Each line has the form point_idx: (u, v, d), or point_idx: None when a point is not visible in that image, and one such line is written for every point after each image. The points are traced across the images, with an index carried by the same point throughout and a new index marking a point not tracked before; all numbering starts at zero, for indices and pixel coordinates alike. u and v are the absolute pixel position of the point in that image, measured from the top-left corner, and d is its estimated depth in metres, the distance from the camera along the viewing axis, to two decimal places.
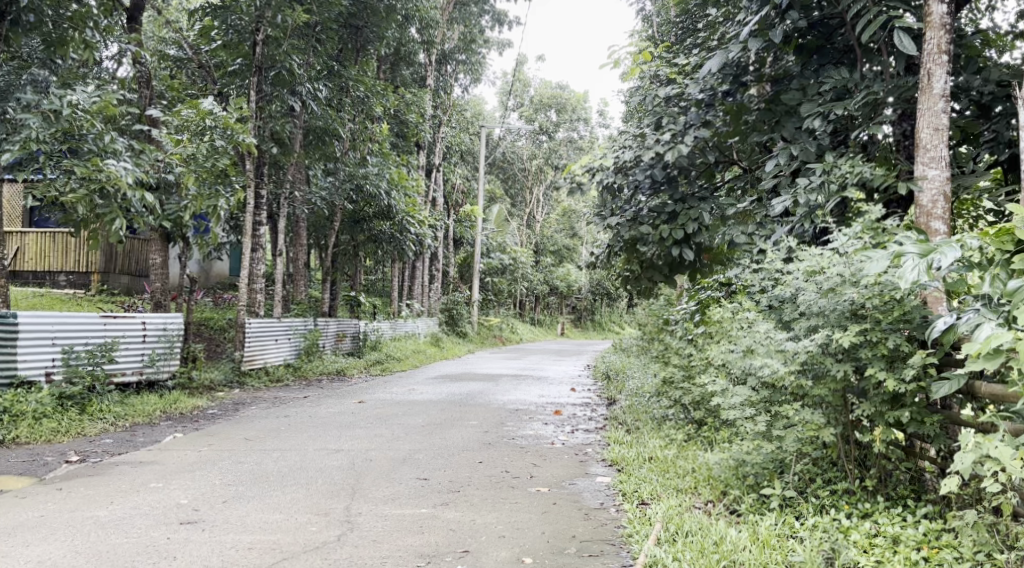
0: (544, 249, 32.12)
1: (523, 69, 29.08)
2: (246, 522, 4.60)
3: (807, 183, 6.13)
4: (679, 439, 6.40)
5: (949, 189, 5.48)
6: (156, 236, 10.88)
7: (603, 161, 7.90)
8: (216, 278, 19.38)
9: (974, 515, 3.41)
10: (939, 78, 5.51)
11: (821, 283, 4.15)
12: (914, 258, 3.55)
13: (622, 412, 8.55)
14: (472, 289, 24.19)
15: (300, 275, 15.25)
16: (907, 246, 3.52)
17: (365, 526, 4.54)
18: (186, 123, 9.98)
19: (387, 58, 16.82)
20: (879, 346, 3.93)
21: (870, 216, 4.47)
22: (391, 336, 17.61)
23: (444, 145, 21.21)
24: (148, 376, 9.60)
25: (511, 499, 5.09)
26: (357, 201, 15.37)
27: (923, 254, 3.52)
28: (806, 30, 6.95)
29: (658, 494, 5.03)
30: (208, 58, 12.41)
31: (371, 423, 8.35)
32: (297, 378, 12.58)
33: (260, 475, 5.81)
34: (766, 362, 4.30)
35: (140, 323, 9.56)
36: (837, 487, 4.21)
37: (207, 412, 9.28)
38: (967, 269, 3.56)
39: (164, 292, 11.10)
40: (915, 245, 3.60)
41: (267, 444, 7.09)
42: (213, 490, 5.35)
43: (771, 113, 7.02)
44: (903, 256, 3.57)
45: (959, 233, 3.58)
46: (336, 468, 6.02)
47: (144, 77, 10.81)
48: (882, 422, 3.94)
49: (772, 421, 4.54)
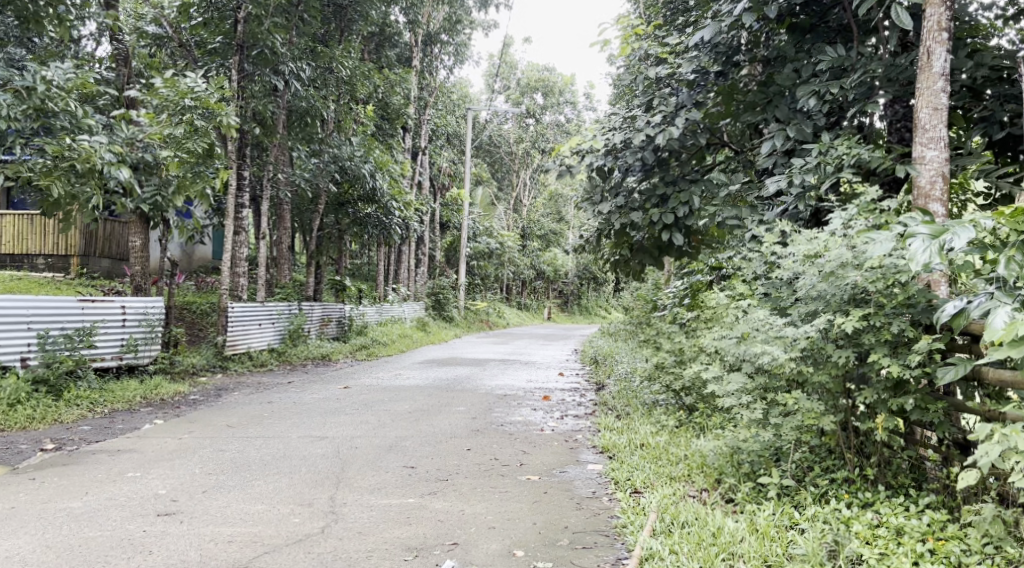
0: (530, 233, 31.94)
1: (509, 51, 28.80)
2: (225, 513, 4.43)
3: (803, 163, 5.99)
4: (670, 425, 6.29)
5: (948, 170, 5.36)
6: (136, 219, 10.59)
7: (594, 142, 7.58)
8: (198, 262, 19.13)
9: (993, 509, 3.27)
10: (939, 56, 5.38)
11: (822, 267, 4.02)
12: (925, 239, 3.40)
13: (612, 397, 8.45)
14: (458, 274, 24.03)
15: (284, 258, 15.03)
16: (917, 227, 3.39)
17: (350, 517, 4.39)
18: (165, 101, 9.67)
19: (372, 39, 16.55)
20: (883, 331, 3.81)
21: (870, 196, 4.33)
22: (377, 321, 17.43)
23: (430, 127, 20.95)
24: (129, 362, 9.38)
25: (500, 488, 4.95)
26: (342, 183, 15.14)
27: (935, 235, 3.39)
28: (801, 10, 6.87)
29: (651, 482, 4.91)
30: (188, 37, 12.09)
31: (356, 409, 8.22)
32: (281, 363, 12.39)
33: (242, 464, 5.65)
34: (766, 349, 4.17)
35: (119, 307, 9.33)
36: (836, 476, 4.11)
37: (188, 398, 9.09)
38: (980, 251, 3.42)
39: (145, 275, 10.89)
40: (925, 226, 3.47)
41: (249, 432, 6.92)
42: (193, 480, 5.18)
43: (763, 94, 6.90)
44: (913, 237, 3.43)
45: (970, 213, 3.46)
46: (320, 456, 5.87)
47: (122, 55, 10.44)
48: (885, 409, 3.84)
49: (769, 408, 4.42)
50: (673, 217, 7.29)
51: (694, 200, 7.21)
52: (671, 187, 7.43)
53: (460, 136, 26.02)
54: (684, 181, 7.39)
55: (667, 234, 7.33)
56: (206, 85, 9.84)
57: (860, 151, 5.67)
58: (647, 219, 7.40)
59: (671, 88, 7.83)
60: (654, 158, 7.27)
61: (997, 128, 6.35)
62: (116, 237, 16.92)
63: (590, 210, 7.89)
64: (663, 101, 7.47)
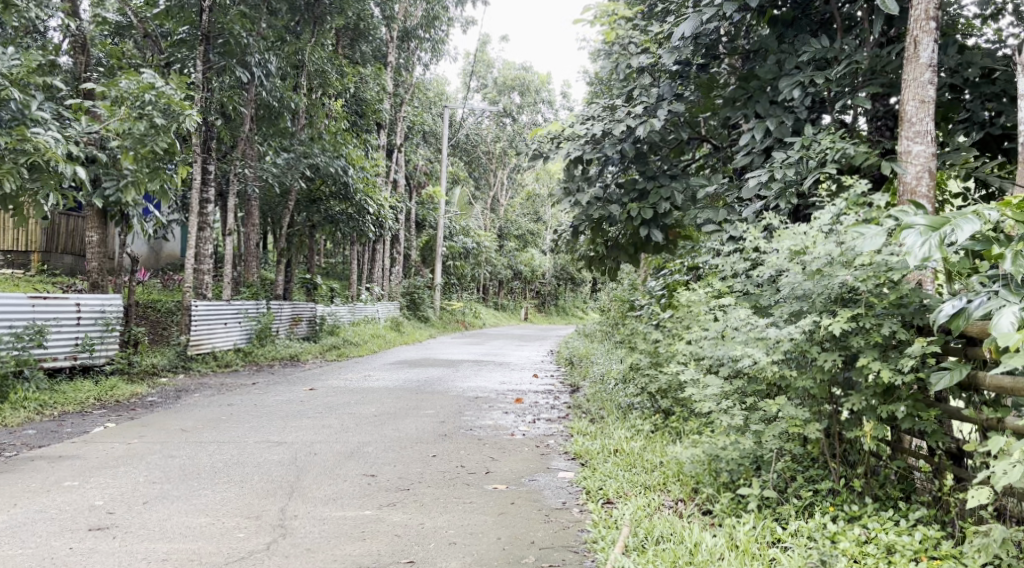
0: (507, 233, 31.64)
1: (486, 49, 28.48)
2: (164, 527, 4.09)
3: (784, 158, 5.75)
4: (645, 430, 6.02)
5: (935, 164, 5.15)
6: (93, 213, 10.13)
7: (571, 131, 7.24)
8: (166, 259, 18.71)
9: (1000, 530, 3.00)
10: (926, 47, 5.16)
11: (809, 264, 3.76)
12: (925, 231, 3.13)
13: (586, 400, 8.18)
14: (434, 273, 23.62)
15: (251, 255, 14.58)
16: (917, 219, 3.13)
17: (300, 531, 4.08)
18: (124, 95, 9.12)
19: (347, 34, 16.11)
20: (873, 334, 3.55)
21: (858, 189, 4.06)
22: (349, 321, 17.04)
23: (406, 125, 20.51)
24: (84, 361, 8.96)
25: (464, 498, 4.65)
26: (313, 180, 14.72)
27: (935, 227, 3.13)
28: (783, 3, 6.64)
29: (624, 493, 4.64)
30: (156, 31, 11.59)
31: (319, 411, 7.86)
32: (247, 363, 11.97)
33: (191, 471, 5.30)
34: (747, 351, 3.91)
35: (74, 305, 8.90)
36: (820, 486, 3.87)
37: (145, 400, 8.68)
38: (984, 245, 3.18)
39: (103, 272, 10.50)
40: (923, 217, 3.21)
41: (203, 436, 6.54)
42: (135, 489, 4.82)
43: (744, 88, 6.62)
44: (909, 229, 3.17)
45: (974, 204, 3.21)
46: (275, 463, 5.53)
47: (80, 41, 9.96)
48: (873, 417, 3.58)
49: (750, 414, 4.15)
50: (651, 214, 7.00)
51: (675, 197, 6.93)
52: (649, 182, 7.13)
53: (436, 134, 25.66)
54: (663, 176, 7.11)
55: (645, 230, 7.02)
56: (169, 83, 9.37)
57: (845, 147, 5.43)
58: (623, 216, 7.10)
59: (652, 79, 7.55)
60: (633, 152, 6.99)
61: (977, 129, 6.20)
62: (82, 233, 16.50)
63: (564, 206, 7.58)
64: (644, 93, 7.17)
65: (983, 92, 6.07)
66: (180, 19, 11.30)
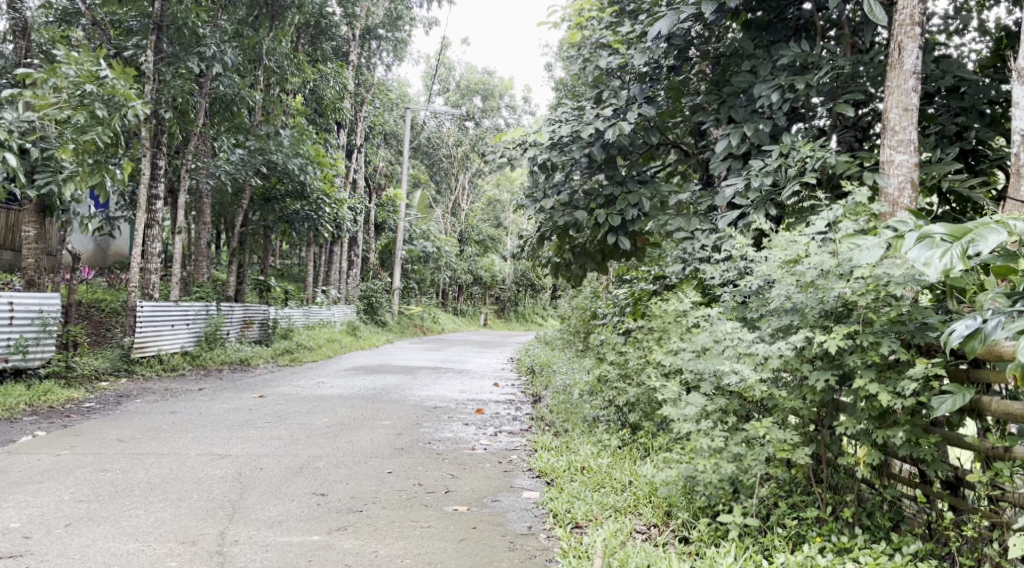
0: (468, 238, 31.29)
1: (449, 52, 28.23)
2: (86, 555, 3.70)
3: (762, 165, 5.52)
4: (612, 445, 5.75)
5: (917, 175, 4.96)
6: (29, 206, 9.45)
7: (537, 134, 6.91)
8: (114, 258, 17.98)
9: None
10: (910, 53, 4.98)
11: (801, 275, 3.53)
12: (942, 240, 3.03)
13: (548, 412, 7.91)
14: (393, 277, 23.13)
15: (202, 255, 13.97)
16: (937, 229, 3.04)
17: (240, 559, 3.73)
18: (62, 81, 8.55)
19: (308, 31, 15.69)
20: (870, 353, 3.33)
21: (854, 196, 3.83)
22: (304, 324, 16.51)
23: (367, 125, 20.09)
24: (16, 364, 8.39)
25: (421, 522, 4.32)
26: (269, 178, 14.19)
27: (955, 237, 3.02)
28: (758, 6, 6.43)
29: (594, 517, 4.37)
30: (104, 19, 10.99)
31: (269, 421, 7.43)
32: (195, 367, 11.41)
33: (123, 487, 4.86)
34: (734, 369, 3.67)
35: (6, 303, 8.26)
36: (805, 515, 3.65)
37: (82, 406, 8.14)
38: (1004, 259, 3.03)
39: (41, 269, 9.80)
40: (945, 226, 3.10)
41: (140, 447, 6.08)
42: (59, 508, 4.38)
43: (718, 94, 6.40)
44: (927, 236, 3.07)
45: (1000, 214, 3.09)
46: (218, 479, 5.12)
47: (20, 26, 9.29)
48: (867, 442, 3.38)
49: (730, 434, 3.91)
50: (619, 220, 6.69)
51: (643, 203, 6.60)
52: (618, 187, 6.82)
53: (396, 136, 25.32)
54: (631, 181, 6.82)
55: (613, 236, 6.72)
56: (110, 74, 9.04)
57: (826, 154, 5.18)
58: (591, 221, 6.82)
59: (622, 81, 7.31)
60: (602, 155, 6.69)
61: (947, 143, 5.83)
62: (21, 229, 15.73)
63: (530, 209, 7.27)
64: (614, 95, 6.91)
65: (961, 105, 5.75)
66: (130, 7, 10.70)
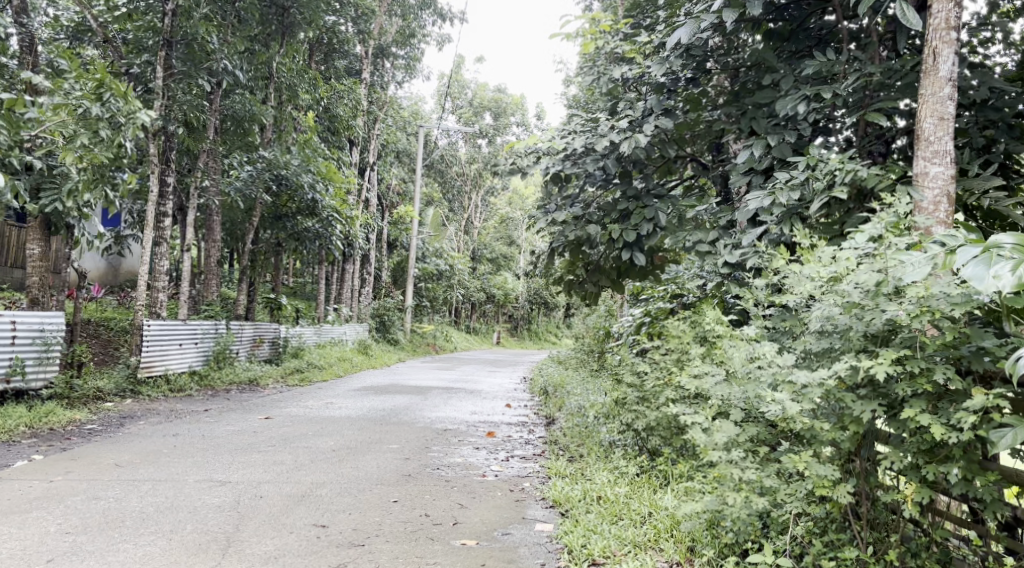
0: (480, 256, 31.07)
1: (462, 70, 28.14)
2: None
3: (788, 178, 5.25)
4: (631, 473, 5.46)
5: (954, 188, 4.68)
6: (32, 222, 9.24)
7: (551, 146, 6.67)
8: (124, 276, 17.85)
9: None
10: (945, 59, 4.71)
11: (845, 295, 3.27)
12: (1010, 252, 2.84)
13: (562, 435, 7.61)
14: (406, 295, 22.87)
15: (211, 273, 13.79)
16: (1007, 240, 2.83)
17: None
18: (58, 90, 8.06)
19: (320, 49, 15.58)
20: (921, 380, 3.09)
21: (898, 209, 3.56)
22: (315, 343, 16.29)
23: (379, 143, 19.88)
24: (17, 386, 8.18)
25: (426, 559, 4.07)
26: (279, 195, 13.97)
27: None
28: (780, 14, 6.17)
29: (612, 553, 4.08)
30: (116, 36, 10.88)
31: (272, 445, 7.16)
32: (202, 388, 11.16)
33: (114, 518, 4.61)
34: (770, 396, 3.39)
35: (9, 323, 8.06)
36: (844, 555, 3.38)
37: (83, 428, 7.91)
38: None
39: (45, 287, 9.58)
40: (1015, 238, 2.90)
41: (136, 473, 5.83)
42: (42, 543, 4.15)
43: (739, 105, 6.14)
44: (995, 247, 2.88)
45: None
46: (214, 507, 4.86)
47: (26, 41, 9.16)
48: (917, 477, 3.13)
49: (763, 467, 3.61)
50: (636, 236, 6.42)
51: (660, 217, 6.33)
52: (634, 202, 6.55)
53: (409, 154, 25.21)
54: (648, 196, 6.56)
55: (628, 253, 6.45)
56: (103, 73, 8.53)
57: (858, 165, 4.88)
58: (607, 237, 6.56)
59: (638, 92, 7.06)
60: (617, 168, 6.43)
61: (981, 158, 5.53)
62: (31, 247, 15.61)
63: (543, 224, 7.01)
64: (631, 107, 6.66)
65: (987, 117, 5.43)
66: (140, 24, 10.49)
